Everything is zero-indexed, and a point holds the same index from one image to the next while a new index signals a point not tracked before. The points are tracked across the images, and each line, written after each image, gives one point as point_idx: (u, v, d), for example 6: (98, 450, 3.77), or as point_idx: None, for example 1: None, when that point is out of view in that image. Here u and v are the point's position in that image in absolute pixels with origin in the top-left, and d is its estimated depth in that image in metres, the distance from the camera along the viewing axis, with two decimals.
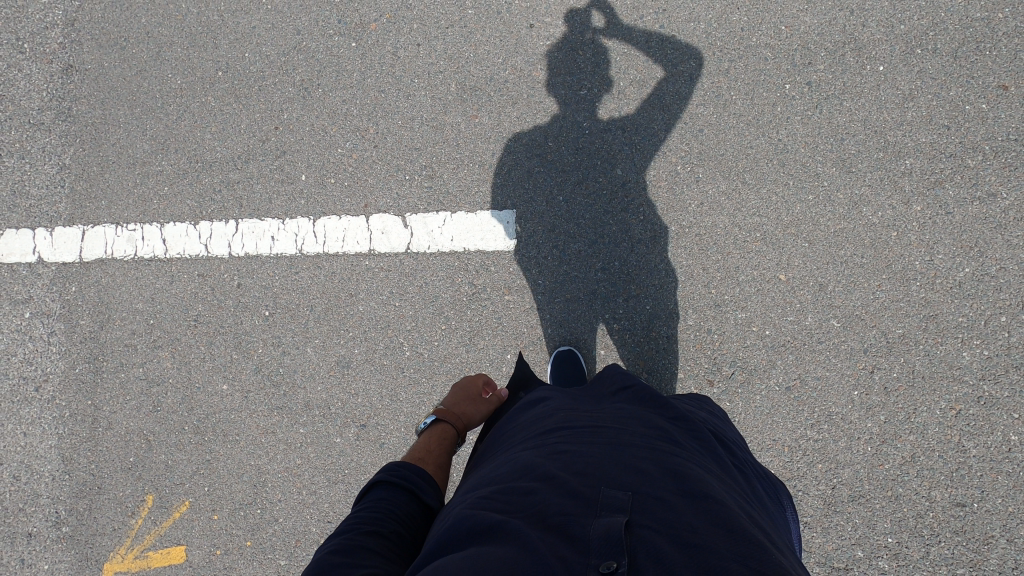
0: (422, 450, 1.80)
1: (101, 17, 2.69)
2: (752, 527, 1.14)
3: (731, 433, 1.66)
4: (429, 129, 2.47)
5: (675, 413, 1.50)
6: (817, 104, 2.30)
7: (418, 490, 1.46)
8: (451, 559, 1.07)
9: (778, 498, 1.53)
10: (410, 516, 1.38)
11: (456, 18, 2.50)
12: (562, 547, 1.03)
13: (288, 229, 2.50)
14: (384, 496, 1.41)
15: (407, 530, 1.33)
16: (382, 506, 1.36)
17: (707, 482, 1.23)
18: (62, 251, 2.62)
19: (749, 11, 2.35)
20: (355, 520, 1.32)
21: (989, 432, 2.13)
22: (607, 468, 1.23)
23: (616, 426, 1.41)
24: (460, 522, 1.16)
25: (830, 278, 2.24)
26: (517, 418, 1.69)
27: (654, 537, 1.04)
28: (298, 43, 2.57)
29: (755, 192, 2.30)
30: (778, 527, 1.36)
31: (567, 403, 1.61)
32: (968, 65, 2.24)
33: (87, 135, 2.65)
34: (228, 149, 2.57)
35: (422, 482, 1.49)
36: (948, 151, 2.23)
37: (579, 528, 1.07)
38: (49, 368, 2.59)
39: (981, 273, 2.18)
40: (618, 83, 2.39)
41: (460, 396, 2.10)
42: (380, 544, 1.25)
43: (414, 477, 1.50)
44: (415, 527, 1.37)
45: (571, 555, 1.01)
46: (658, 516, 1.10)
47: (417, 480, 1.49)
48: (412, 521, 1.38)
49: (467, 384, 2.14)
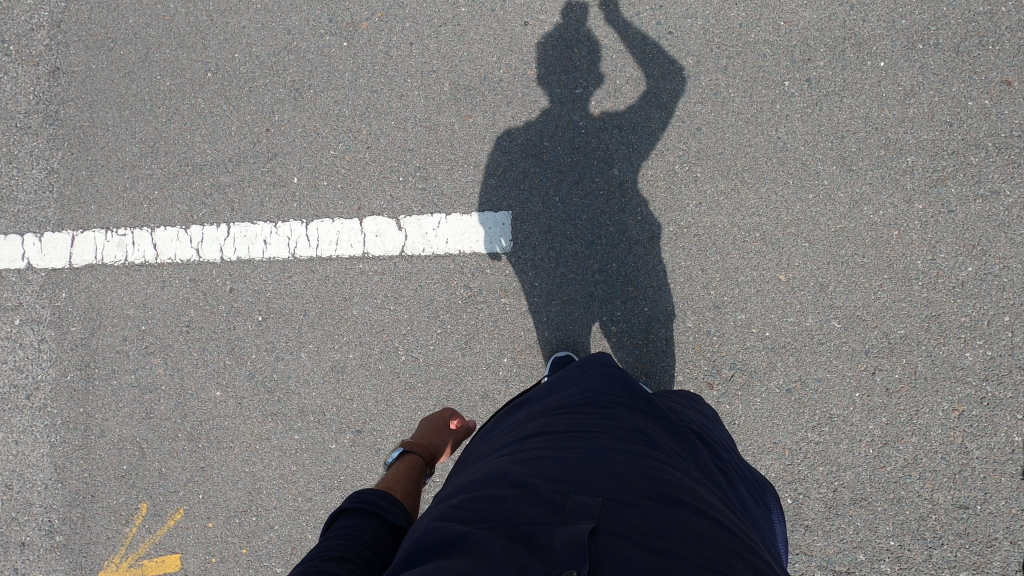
0: (391, 480, 1.83)
1: (88, 18, 2.64)
2: (727, 533, 1.11)
3: (718, 433, 1.64)
4: (423, 130, 2.43)
5: (658, 414, 1.46)
6: (817, 101, 2.26)
7: (384, 512, 1.47)
8: (415, 571, 1.05)
9: (763, 499, 1.50)
10: (377, 538, 1.40)
11: (449, 16, 2.45)
12: (525, 556, 1.01)
13: (280, 233, 2.46)
14: (350, 522, 1.43)
15: (374, 551, 1.35)
16: (347, 531, 1.38)
17: (683, 487, 1.20)
18: (51, 257, 2.59)
19: (747, 6, 2.31)
20: (322, 548, 1.33)
21: (993, 433, 2.10)
22: (581, 474, 1.20)
23: (596, 427, 1.37)
24: (428, 533, 1.13)
25: (830, 278, 2.20)
26: (501, 422, 1.67)
27: (622, 545, 1.01)
28: (288, 43, 2.52)
29: (755, 191, 2.26)
30: (758, 531, 1.33)
31: (549, 403, 1.57)
32: (971, 60, 2.20)
33: (75, 138, 2.61)
34: (219, 152, 2.52)
35: (389, 506, 1.50)
36: (950, 148, 2.19)
37: (544, 537, 1.04)
38: (40, 376, 2.56)
39: (984, 272, 2.15)
40: (614, 81, 2.35)
41: (427, 428, 2.16)
42: (346, 569, 1.26)
43: (379, 500, 1.52)
44: (383, 550, 1.38)
45: (534, 564, 0.98)
46: (628, 523, 1.07)
47: (383, 504, 1.50)
48: (380, 543, 1.39)
49: (435, 415, 2.22)
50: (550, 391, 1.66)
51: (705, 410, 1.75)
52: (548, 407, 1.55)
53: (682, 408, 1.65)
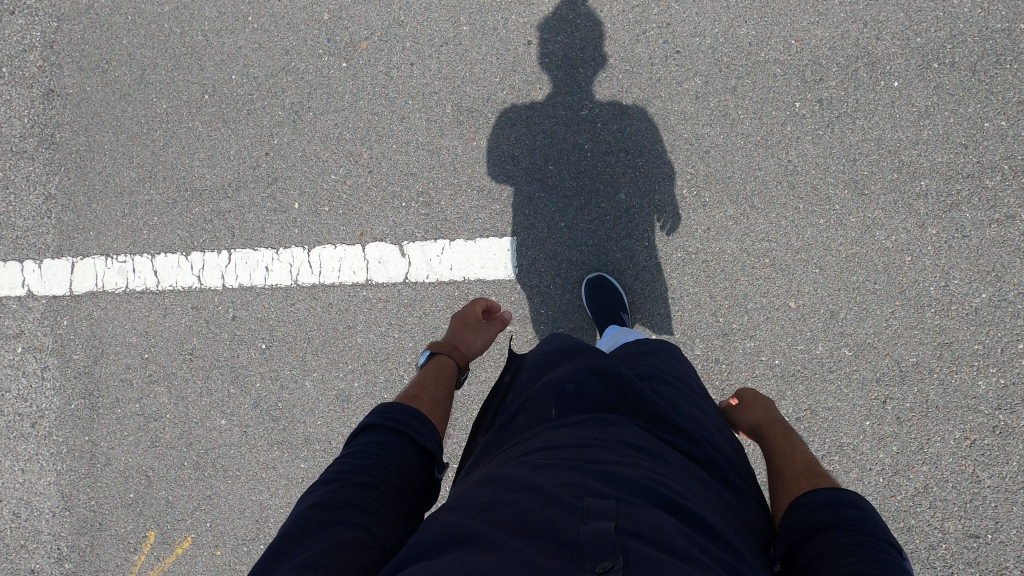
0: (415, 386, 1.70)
1: (81, 39, 2.58)
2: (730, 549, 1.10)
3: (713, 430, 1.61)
4: (425, 154, 2.38)
5: (659, 412, 1.38)
6: (828, 123, 2.20)
7: (412, 433, 1.39)
8: (429, 565, 0.98)
9: None
10: (404, 461, 1.34)
11: (450, 35, 2.39)
12: (549, 555, 0.96)
13: (282, 259, 2.43)
14: (376, 440, 1.37)
15: (399, 477, 1.31)
16: (370, 453, 1.33)
17: (688, 500, 1.16)
18: (52, 284, 2.56)
19: (757, 24, 2.24)
20: (345, 466, 1.31)
21: (1004, 461, 2.09)
22: (588, 480, 1.15)
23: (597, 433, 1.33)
24: (439, 529, 1.07)
25: (841, 305, 2.17)
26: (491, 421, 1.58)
27: (639, 547, 0.97)
28: (286, 63, 2.46)
29: (764, 216, 2.21)
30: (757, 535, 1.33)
31: (543, 391, 1.45)
32: (988, 80, 2.14)
33: (71, 164, 2.57)
34: (218, 177, 2.48)
35: (417, 425, 1.43)
36: (966, 171, 2.14)
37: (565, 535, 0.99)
38: (44, 404, 2.54)
39: (998, 299, 2.11)
40: (621, 103, 2.29)
41: (459, 325, 2.00)
42: (369, 498, 1.23)
43: (408, 419, 1.43)
44: (409, 474, 1.33)
45: (559, 561, 0.94)
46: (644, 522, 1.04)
47: (410, 423, 1.42)
48: (406, 467, 1.34)
49: (467, 307, 2.04)
50: (537, 377, 1.54)
51: (699, 385, 1.64)
52: (542, 398, 1.44)
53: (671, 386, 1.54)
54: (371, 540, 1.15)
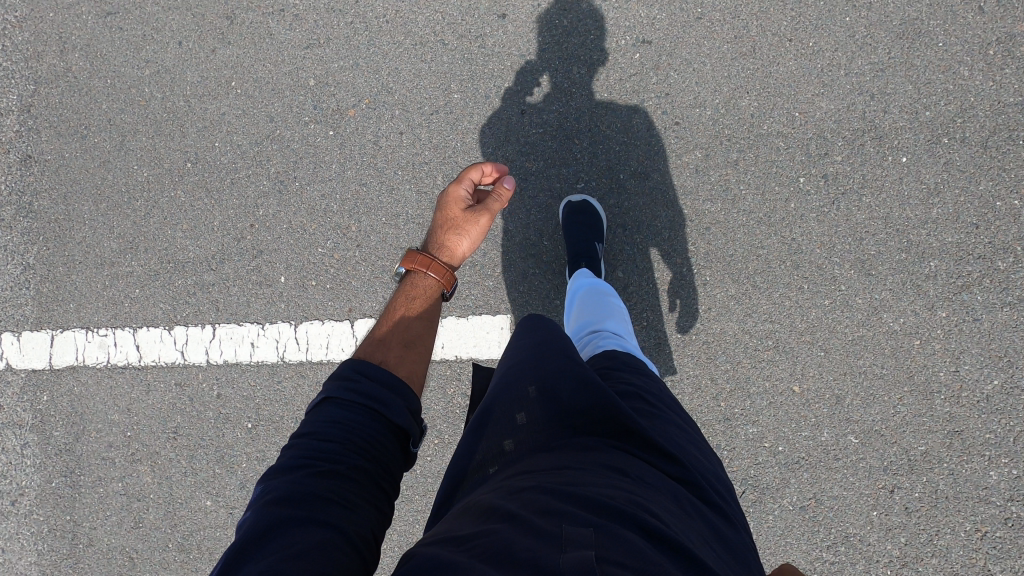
0: (388, 322, 1.53)
1: (59, 103, 2.50)
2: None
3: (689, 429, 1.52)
4: (415, 227, 2.29)
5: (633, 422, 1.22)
6: (834, 199, 2.11)
7: (382, 408, 1.22)
8: None
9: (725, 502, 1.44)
10: (374, 439, 1.17)
11: (440, 103, 2.30)
12: None
13: (268, 335, 2.35)
14: (340, 418, 1.20)
15: (372, 459, 1.15)
16: (334, 433, 1.16)
17: (666, 521, 1.07)
18: (31, 357, 2.48)
19: (759, 95, 2.15)
20: (306, 450, 1.14)
21: (1017, 555, 2.01)
22: (560, 504, 1.04)
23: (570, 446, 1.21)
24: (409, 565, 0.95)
25: (847, 390, 2.09)
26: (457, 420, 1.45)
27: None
28: (271, 131, 2.37)
29: (767, 296, 2.13)
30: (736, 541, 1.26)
31: (507, 395, 1.27)
32: (1000, 157, 2.05)
33: (50, 233, 2.49)
34: (201, 249, 2.40)
35: (391, 398, 1.25)
36: (977, 252, 2.05)
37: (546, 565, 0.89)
38: (25, 482, 2.47)
39: (1010, 385, 2.03)
40: (618, 176, 2.21)
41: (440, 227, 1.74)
42: (337, 486, 1.08)
43: (377, 388, 1.26)
44: (381, 455, 1.17)
45: None
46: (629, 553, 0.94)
47: (382, 395, 1.25)
48: (378, 446, 1.17)
49: (449, 205, 1.76)
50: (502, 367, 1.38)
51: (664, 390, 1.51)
52: (507, 400, 1.26)
53: (639, 393, 1.41)
54: (343, 540, 1.01)
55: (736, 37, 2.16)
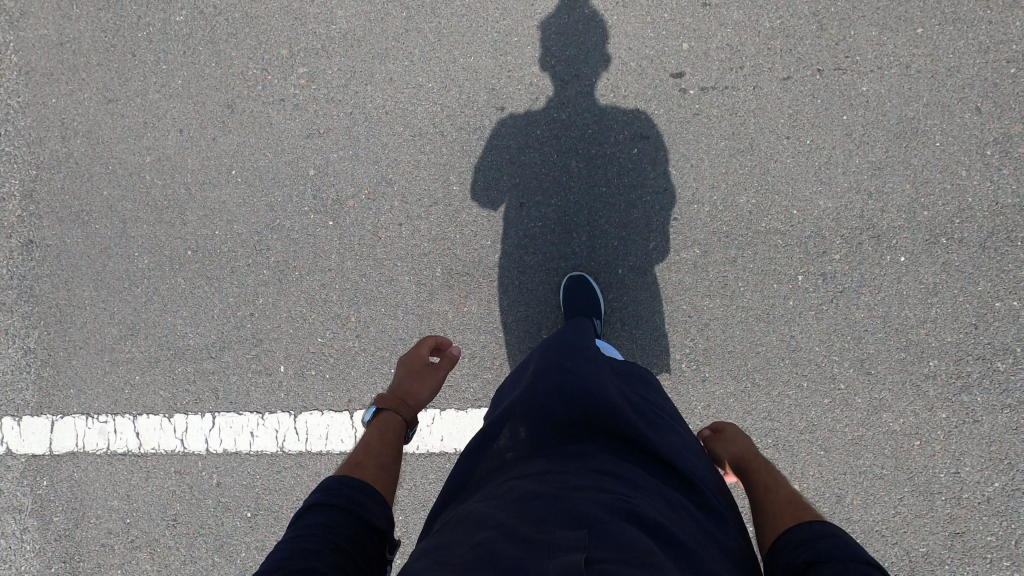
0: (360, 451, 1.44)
1: (61, 189, 2.51)
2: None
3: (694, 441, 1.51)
4: (414, 318, 2.30)
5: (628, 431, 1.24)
6: (832, 298, 2.11)
7: (363, 511, 1.18)
8: None
9: None
10: (356, 543, 1.12)
11: (439, 195, 2.31)
12: None
13: (267, 424, 2.35)
14: (320, 520, 1.13)
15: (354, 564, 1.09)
16: (316, 535, 1.09)
17: (665, 522, 1.08)
18: (31, 442, 2.49)
19: (757, 192, 2.15)
20: (284, 553, 1.06)
21: None
22: (554, 510, 1.06)
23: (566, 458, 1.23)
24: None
25: (847, 490, 2.08)
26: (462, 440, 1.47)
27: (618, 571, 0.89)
28: (270, 220, 2.38)
29: (766, 394, 2.13)
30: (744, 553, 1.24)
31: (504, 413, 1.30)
32: (999, 257, 2.05)
33: (51, 317, 2.50)
34: (201, 337, 2.41)
35: (370, 503, 1.21)
36: (976, 352, 2.05)
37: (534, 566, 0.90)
38: (24, 567, 2.47)
39: (1011, 487, 2.03)
40: (616, 271, 2.21)
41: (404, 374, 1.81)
42: None
43: (357, 494, 1.21)
44: (363, 562, 1.11)
45: None
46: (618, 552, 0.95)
47: (363, 501, 1.20)
48: (360, 552, 1.11)
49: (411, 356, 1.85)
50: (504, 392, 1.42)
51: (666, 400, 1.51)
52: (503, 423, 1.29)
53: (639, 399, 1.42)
54: None
55: (733, 134, 2.17)
